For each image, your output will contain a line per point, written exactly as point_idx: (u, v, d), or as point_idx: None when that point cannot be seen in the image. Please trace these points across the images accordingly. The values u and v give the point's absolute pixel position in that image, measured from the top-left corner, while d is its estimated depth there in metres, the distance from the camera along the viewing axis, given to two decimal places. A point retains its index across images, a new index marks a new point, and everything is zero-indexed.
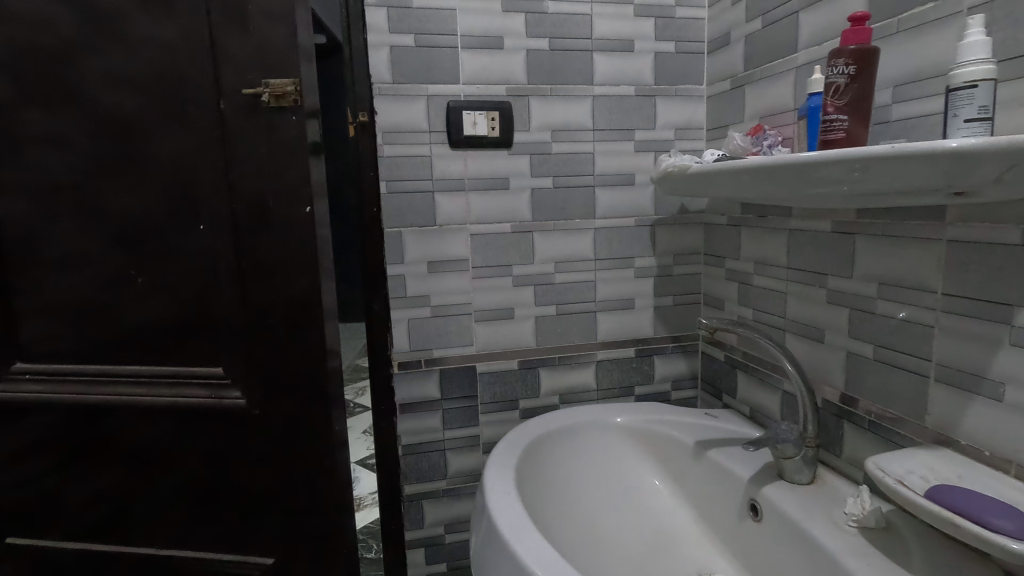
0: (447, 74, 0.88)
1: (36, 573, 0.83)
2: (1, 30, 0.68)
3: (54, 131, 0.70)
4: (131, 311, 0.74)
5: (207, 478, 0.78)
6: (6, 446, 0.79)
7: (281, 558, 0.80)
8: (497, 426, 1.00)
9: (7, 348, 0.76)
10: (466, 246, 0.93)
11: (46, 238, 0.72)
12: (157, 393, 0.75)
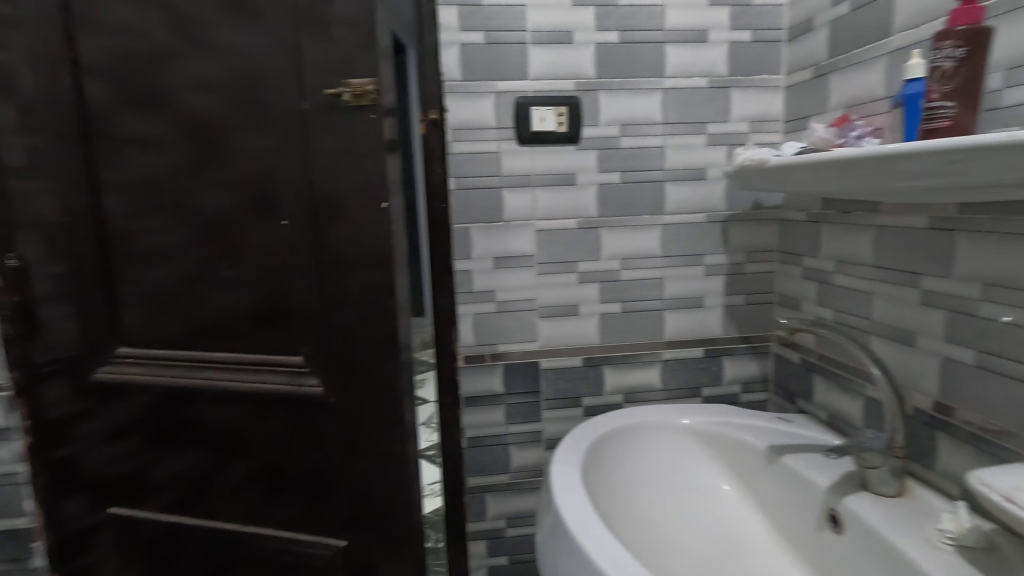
0: (516, 70, 0.88)
1: (132, 542, 0.90)
2: (107, 42, 0.74)
3: (154, 133, 0.75)
4: (218, 301, 0.78)
5: (286, 460, 0.82)
6: (107, 423, 0.85)
7: (353, 541, 0.82)
8: (560, 423, 0.99)
9: (110, 334, 0.83)
10: (531, 242, 0.93)
11: (144, 234, 0.78)
12: (243, 379, 0.80)
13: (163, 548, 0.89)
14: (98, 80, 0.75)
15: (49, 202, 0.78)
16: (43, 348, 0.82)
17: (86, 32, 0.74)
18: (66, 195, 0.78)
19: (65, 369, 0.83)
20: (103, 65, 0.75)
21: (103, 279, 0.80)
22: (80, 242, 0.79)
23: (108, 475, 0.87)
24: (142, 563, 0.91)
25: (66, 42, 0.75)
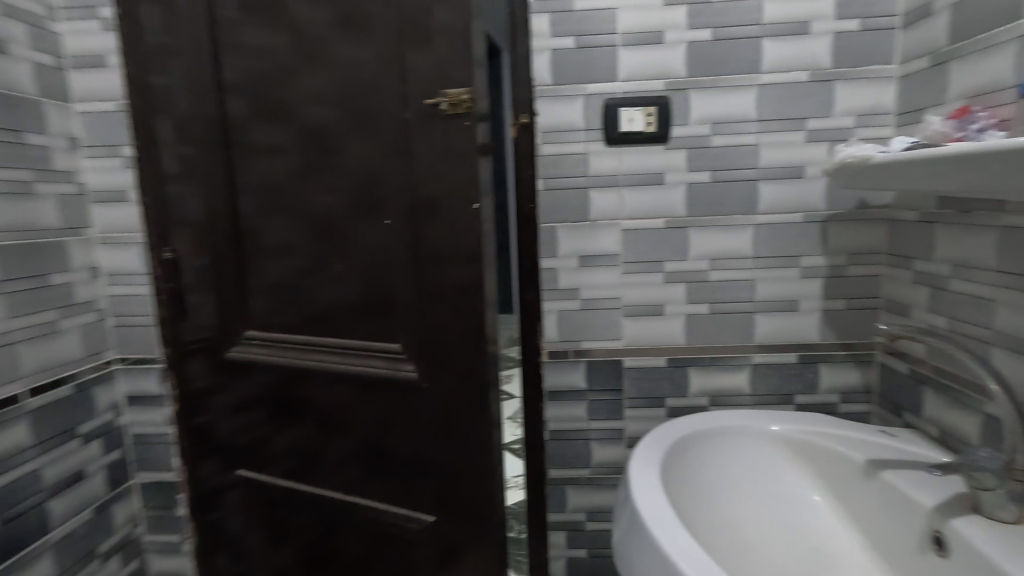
0: (605, 72, 0.90)
1: (253, 501, 1.02)
2: (245, 64, 0.85)
3: (279, 143, 0.86)
4: (328, 292, 0.88)
5: (384, 438, 0.89)
6: (237, 395, 0.98)
7: (440, 519, 0.88)
8: (642, 422, 1.00)
9: (241, 318, 0.95)
10: (617, 241, 0.95)
11: (269, 232, 0.89)
12: (348, 362, 0.88)
13: (278, 509, 1.00)
14: (236, 98, 0.87)
15: (198, 204, 0.92)
16: (192, 328, 0.97)
17: (229, 56, 0.86)
18: (211, 198, 0.91)
19: (207, 347, 0.97)
20: (241, 85, 0.86)
21: (237, 270, 0.93)
22: (219, 238, 0.92)
23: (236, 441, 1.00)
24: (261, 522, 1.03)
25: (213, 66, 0.87)
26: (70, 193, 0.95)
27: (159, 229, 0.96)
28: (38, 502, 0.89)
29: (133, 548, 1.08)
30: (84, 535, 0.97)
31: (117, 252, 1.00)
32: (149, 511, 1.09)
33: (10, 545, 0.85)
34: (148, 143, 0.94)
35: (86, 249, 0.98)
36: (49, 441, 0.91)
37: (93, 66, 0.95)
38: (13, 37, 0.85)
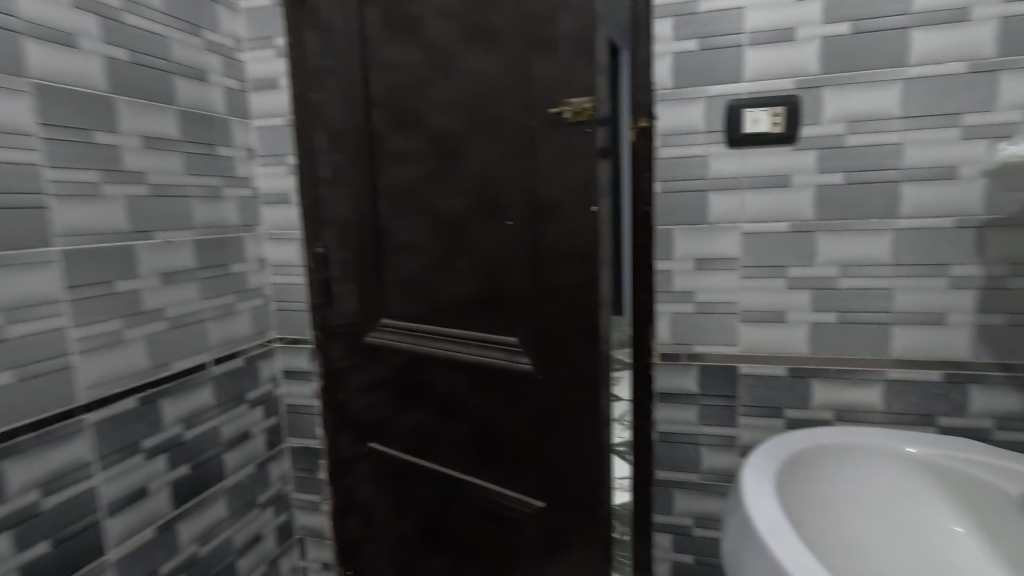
0: (730, 73, 0.89)
1: (380, 472, 1.14)
2: (388, 80, 0.96)
3: (414, 150, 0.95)
4: (452, 285, 0.95)
5: (499, 424, 0.95)
6: (371, 375, 1.10)
7: (549, 504, 0.92)
8: (757, 431, 0.97)
9: (376, 307, 1.06)
10: (737, 245, 0.93)
11: (403, 230, 0.99)
12: (468, 351, 0.95)
13: (402, 481, 1.11)
14: (380, 110, 0.98)
15: (345, 205, 1.05)
16: (337, 314, 1.11)
17: (374, 74, 0.97)
18: (355, 200, 1.04)
19: (349, 331, 1.10)
20: (383, 99, 0.97)
21: (375, 264, 1.04)
22: (361, 235, 1.04)
23: (368, 416, 1.12)
24: (386, 491, 1.14)
25: (362, 81, 0.99)
26: (247, 196, 1.12)
27: (314, 227, 1.10)
28: (217, 453, 1.05)
29: (283, 502, 1.24)
30: (249, 486, 1.14)
31: (280, 246, 1.16)
32: (296, 472, 1.25)
33: (196, 487, 1.00)
34: (308, 152, 1.08)
35: (257, 243, 1.15)
36: (226, 403, 1.07)
37: (267, 87, 1.11)
38: (211, 67, 1.03)
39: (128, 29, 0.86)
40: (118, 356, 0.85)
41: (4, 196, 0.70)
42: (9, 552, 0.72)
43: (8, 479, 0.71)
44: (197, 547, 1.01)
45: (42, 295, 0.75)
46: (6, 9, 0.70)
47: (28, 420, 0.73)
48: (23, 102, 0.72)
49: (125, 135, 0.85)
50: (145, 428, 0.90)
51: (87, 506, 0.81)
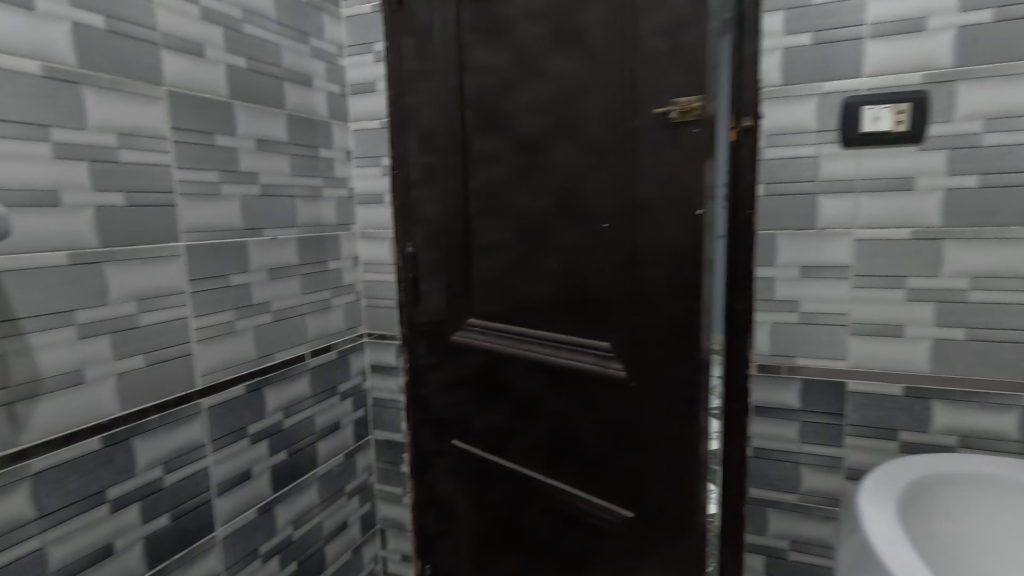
0: (848, 68, 0.83)
1: (462, 468, 1.14)
2: (481, 82, 0.96)
3: (508, 152, 0.94)
4: (540, 287, 0.94)
5: (586, 429, 0.92)
6: (456, 373, 1.11)
7: (639, 515, 0.88)
8: (865, 453, 0.90)
9: (463, 306, 1.07)
10: (849, 252, 0.86)
11: (493, 232, 0.99)
12: (557, 354, 0.94)
13: (483, 479, 1.11)
14: (472, 112, 0.99)
15: (435, 205, 1.07)
16: (425, 312, 1.14)
17: (468, 76, 0.98)
18: (444, 200, 1.05)
19: (435, 328, 1.12)
20: (476, 100, 0.98)
21: (463, 264, 1.05)
22: (451, 236, 1.06)
23: (452, 413, 1.13)
24: (466, 488, 1.14)
25: (458, 84, 1.00)
26: (344, 196, 1.16)
27: (405, 227, 1.13)
28: (311, 442, 1.09)
29: (367, 493, 1.28)
30: (338, 475, 1.18)
31: (372, 244, 1.20)
32: (380, 464, 1.29)
33: (292, 473, 1.05)
34: (402, 154, 1.11)
35: (352, 242, 1.19)
36: (320, 394, 1.11)
37: (365, 91, 1.15)
38: (316, 73, 1.07)
39: (247, 39, 0.91)
40: (230, 346, 0.91)
41: (142, 194, 0.76)
42: (137, 522, 0.78)
43: (139, 454, 0.77)
44: (291, 530, 1.06)
45: (170, 286, 0.80)
46: (147, 23, 0.76)
47: (154, 402, 0.79)
48: (159, 107, 0.78)
49: (241, 138, 0.91)
50: (251, 414, 0.95)
51: (201, 485, 0.86)
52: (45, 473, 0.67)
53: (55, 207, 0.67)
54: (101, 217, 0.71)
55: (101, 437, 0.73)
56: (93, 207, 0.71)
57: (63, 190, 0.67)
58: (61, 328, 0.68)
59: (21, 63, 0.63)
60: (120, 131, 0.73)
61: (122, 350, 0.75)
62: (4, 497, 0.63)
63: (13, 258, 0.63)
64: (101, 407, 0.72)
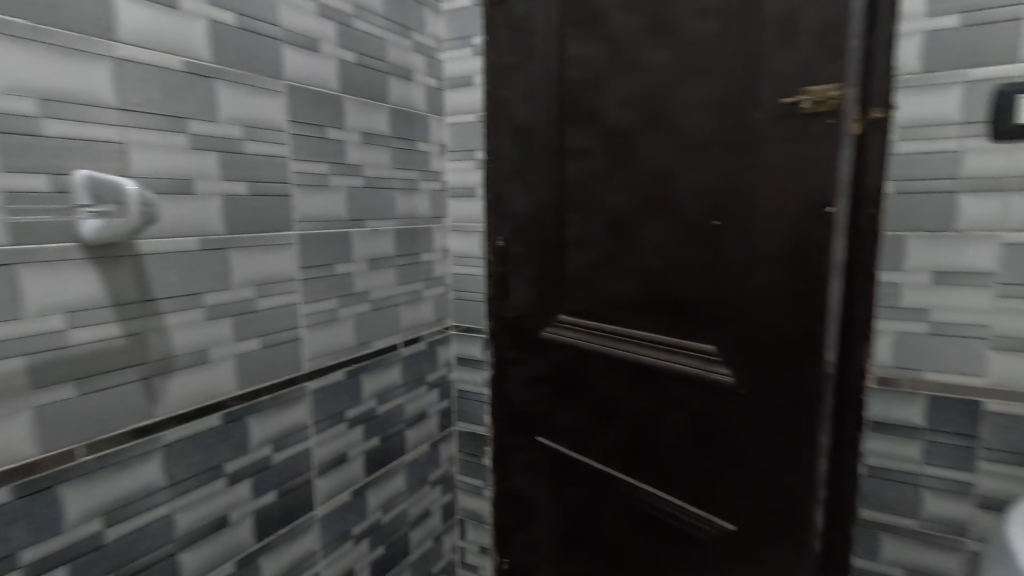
0: (1005, 51, 0.74)
1: (545, 464, 1.12)
2: (582, 73, 0.93)
3: (608, 143, 0.90)
4: (638, 285, 0.90)
5: (683, 435, 0.87)
6: (544, 368, 1.09)
7: (741, 529, 0.81)
8: (1002, 481, 0.81)
9: (552, 302, 1.05)
10: (994, 258, 0.78)
11: (589, 227, 0.96)
12: (654, 355, 0.89)
13: (566, 477, 1.08)
14: (570, 104, 0.96)
15: (527, 199, 1.06)
16: (513, 307, 1.13)
17: (566, 68, 0.96)
18: (537, 194, 1.04)
19: (524, 322, 1.11)
20: (575, 92, 0.95)
21: (555, 259, 1.03)
22: (544, 231, 1.04)
23: (537, 410, 1.12)
24: (549, 484, 1.12)
25: (557, 76, 0.97)
26: (438, 189, 1.18)
27: (496, 221, 1.13)
28: (400, 430, 1.12)
29: (449, 483, 1.30)
30: (423, 463, 1.20)
31: (463, 238, 1.21)
32: (462, 455, 1.30)
33: (383, 459, 1.08)
34: (495, 148, 1.10)
35: (443, 235, 1.20)
36: (410, 383, 1.13)
37: (462, 85, 1.15)
38: (417, 67, 1.09)
39: (356, 34, 0.93)
40: (333, 332, 0.94)
41: (263, 184, 0.80)
42: (248, 496, 0.81)
43: (253, 432, 0.81)
44: (380, 514, 1.08)
45: (284, 272, 0.84)
46: (272, 19, 0.79)
47: (267, 383, 0.83)
48: (279, 101, 0.81)
49: (348, 131, 0.93)
50: (349, 399, 0.98)
51: (303, 464, 0.90)
52: (174, 445, 0.71)
53: (189, 195, 0.71)
54: (228, 204, 0.75)
55: (221, 415, 0.77)
56: (221, 196, 0.74)
57: (196, 179, 0.71)
58: (190, 310, 0.72)
59: (165, 58, 0.67)
60: (245, 124, 0.77)
61: (242, 332, 0.78)
62: (141, 466, 0.68)
63: (155, 243, 0.67)
64: (223, 386, 0.76)
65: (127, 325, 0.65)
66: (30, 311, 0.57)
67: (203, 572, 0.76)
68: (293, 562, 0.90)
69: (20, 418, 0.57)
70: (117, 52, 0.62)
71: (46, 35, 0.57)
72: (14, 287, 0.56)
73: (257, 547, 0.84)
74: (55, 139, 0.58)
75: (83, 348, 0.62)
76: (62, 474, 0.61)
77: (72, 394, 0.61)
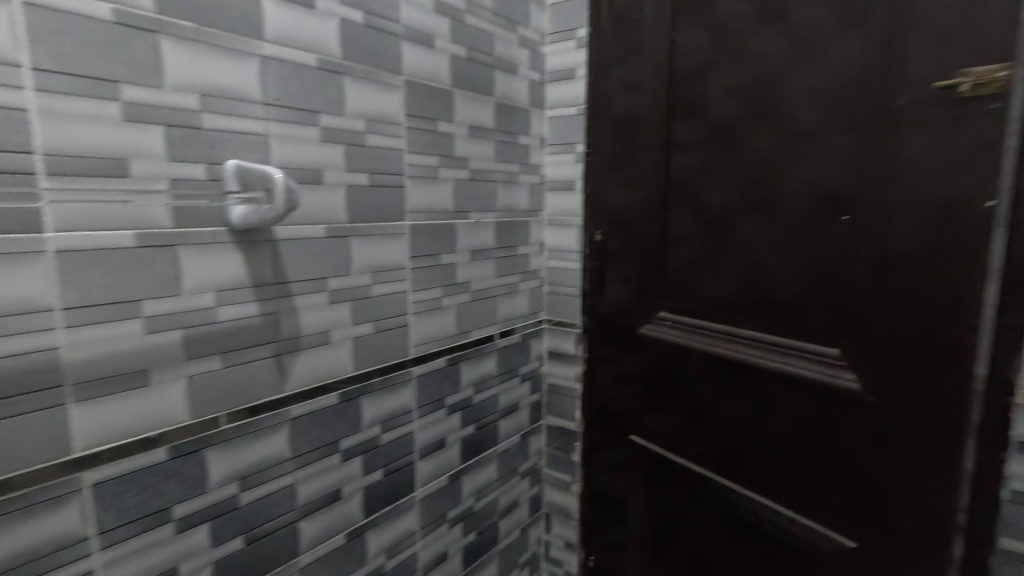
0: None
1: (635, 460, 1.08)
2: (689, 55, 0.87)
3: (719, 135, 0.83)
4: (746, 281, 0.82)
5: (791, 449, 0.79)
6: (638, 365, 1.04)
7: (865, 549, 0.73)
8: None
9: (649, 298, 0.99)
10: None
11: (693, 222, 0.89)
12: (762, 356, 0.81)
13: (659, 476, 1.03)
14: (675, 89, 0.90)
15: (626, 191, 1.02)
16: (609, 305, 1.09)
17: (672, 52, 0.90)
18: (636, 185, 0.99)
19: (619, 317, 1.07)
20: (681, 76, 0.89)
21: (653, 252, 0.97)
22: (644, 227, 0.98)
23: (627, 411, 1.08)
24: (639, 482, 1.08)
25: (665, 66, 0.91)
26: (536, 182, 1.18)
27: (596, 214, 1.11)
28: (494, 419, 1.13)
29: (537, 476, 1.30)
30: (514, 454, 1.21)
31: (559, 231, 1.20)
32: (551, 449, 1.30)
33: (477, 447, 1.10)
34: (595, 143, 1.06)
35: (540, 228, 1.20)
36: (504, 374, 1.15)
37: (564, 78, 1.15)
38: (521, 61, 1.09)
39: (466, 28, 0.95)
40: (437, 320, 0.96)
41: (382, 175, 0.83)
42: (360, 473, 0.86)
43: (365, 412, 0.85)
44: (473, 501, 1.11)
45: (397, 261, 0.87)
46: (393, 17, 0.82)
47: (378, 365, 0.86)
48: (397, 95, 0.84)
49: (458, 124, 0.96)
50: (449, 387, 1.00)
51: (407, 447, 0.93)
52: (301, 418, 0.76)
53: (319, 185, 0.75)
54: (351, 194, 0.79)
55: (338, 394, 0.81)
56: (345, 186, 0.78)
57: (325, 170, 0.75)
58: (316, 293, 0.76)
59: (303, 56, 0.71)
60: (368, 118, 0.80)
61: (359, 317, 0.82)
62: (270, 436, 0.73)
63: (291, 229, 0.72)
64: (341, 366, 0.81)
65: (265, 305, 0.71)
66: (188, 288, 0.63)
67: (319, 541, 0.81)
68: (396, 539, 0.94)
69: (176, 385, 0.63)
70: (264, 51, 0.67)
71: (208, 36, 0.62)
72: (177, 266, 0.62)
73: (366, 522, 0.88)
74: (212, 131, 0.63)
75: (228, 324, 0.67)
76: (209, 439, 0.67)
77: (217, 366, 0.67)
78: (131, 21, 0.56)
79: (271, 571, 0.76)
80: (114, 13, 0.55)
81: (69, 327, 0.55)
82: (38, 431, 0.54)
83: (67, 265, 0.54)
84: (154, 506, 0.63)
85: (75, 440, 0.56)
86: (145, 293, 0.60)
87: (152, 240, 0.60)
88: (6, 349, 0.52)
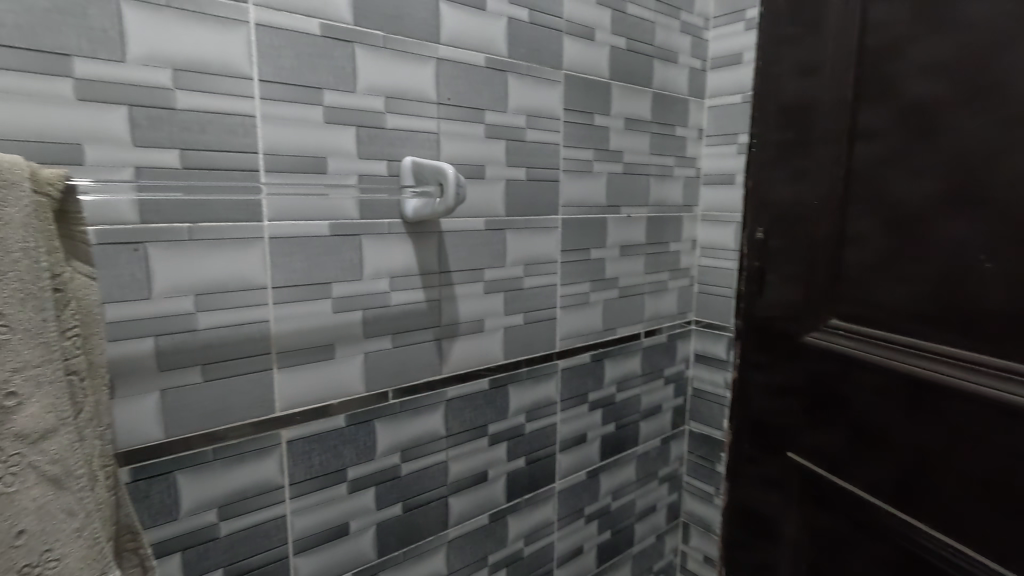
0: None
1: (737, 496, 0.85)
2: None
3: (912, 84, 0.56)
4: (932, 295, 0.55)
5: (994, 528, 0.51)
6: (757, 388, 0.79)
7: None
8: None
9: (786, 309, 0.73)
10: None
11: (860, 210, 0.62)
12: (940, 398, 0.55)
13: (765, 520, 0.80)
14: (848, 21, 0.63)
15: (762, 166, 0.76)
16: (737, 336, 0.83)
17: None
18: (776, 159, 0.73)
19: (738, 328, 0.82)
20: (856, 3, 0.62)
21: (795, 248, 0.71)
22: (797, 244, 0.71)
23: (753, 438, 0.81)
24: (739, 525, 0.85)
25: (858, 33, 0.61)
26: (692, 176, 1.12)
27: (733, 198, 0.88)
28: (634, 420, 1.11)
29: (677, 482, 1.25)
30: (653, 458, 1.17)
31: (715, 228, 1.13)
32: (693, 457, 1.24)
33: (617, 446, 1.08)
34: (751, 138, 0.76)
35: (693, 224, 1.14)
36: (647, 374, 1.11)
37: (729, 64, 1.07)
38: (682, 49, 1.04)
39: (628, 19, 0.93)
40: (584, 315, 0.96)
41: (539, 170, 0.85)
42: (504, 458, 0.89)
43: (512, 400, 0.88)
44: (610, 500, 1.09)
45: (548, 254, 0.88)
46: (557, 12, 0.83)
47: (526, 356, 0.89)
48: (557, 90, 0.85)
49: (614, 117, 0.94)
50: (592, 382, 1.00)
51: (549, 438, 0.95)
52: (454, 400, 0.81)
53: (481, 179, 0.78)
54: (510, 188, 0.82)
55: (488, 380, 0.84)
56: (505, 180, 0.81)
57: (487, 165, 0.79)
58: (473, 283, 0.80)
59: (473, 56, 0.75)
60: (529, 113, 0.82)
61: (511, 307, 0.85)
62: (428, 414, 0.78)
63: (456, 222, 0.76)
64: (492, 354, 0.84)
65: (429, 293, 0.76)
66: (368, 274, 0.69)
67: (466, 518, 0.86)
68: (534, 526, 0.96)
69: (355, 360, 0.70)
70: (439, 53, 0.71)
71: (394, 42, 0.67)
72: (360, 253, 0.68)
73: (508, 506, 0.91)
74: (393, 130, 0.69)
75: (398, 308, 0.73)
76: (378, 410, 0.73)
77: (388, 345, 0.73)
78: (334, 33, 0.63)
79: (423, 539, 0.81)
80: (321, 27, 0.62)
81: (277, 303, 0.64)
82: (251, 390, 0.63)
83: (278, 250, 0.63)
84: (333, 466, 0.71)
85: (277, 400, 0.65)
86: (334, 277, 0.67)
87: (342, 230, 0.67)
88: (233, 319, 0.61)
